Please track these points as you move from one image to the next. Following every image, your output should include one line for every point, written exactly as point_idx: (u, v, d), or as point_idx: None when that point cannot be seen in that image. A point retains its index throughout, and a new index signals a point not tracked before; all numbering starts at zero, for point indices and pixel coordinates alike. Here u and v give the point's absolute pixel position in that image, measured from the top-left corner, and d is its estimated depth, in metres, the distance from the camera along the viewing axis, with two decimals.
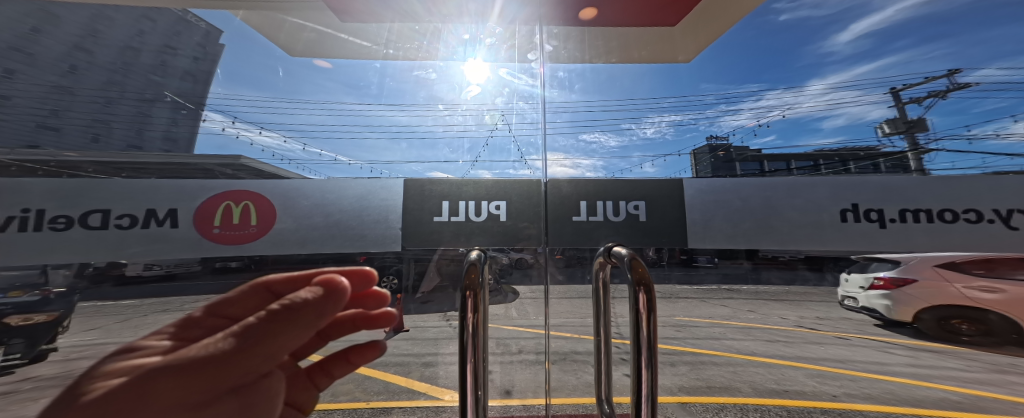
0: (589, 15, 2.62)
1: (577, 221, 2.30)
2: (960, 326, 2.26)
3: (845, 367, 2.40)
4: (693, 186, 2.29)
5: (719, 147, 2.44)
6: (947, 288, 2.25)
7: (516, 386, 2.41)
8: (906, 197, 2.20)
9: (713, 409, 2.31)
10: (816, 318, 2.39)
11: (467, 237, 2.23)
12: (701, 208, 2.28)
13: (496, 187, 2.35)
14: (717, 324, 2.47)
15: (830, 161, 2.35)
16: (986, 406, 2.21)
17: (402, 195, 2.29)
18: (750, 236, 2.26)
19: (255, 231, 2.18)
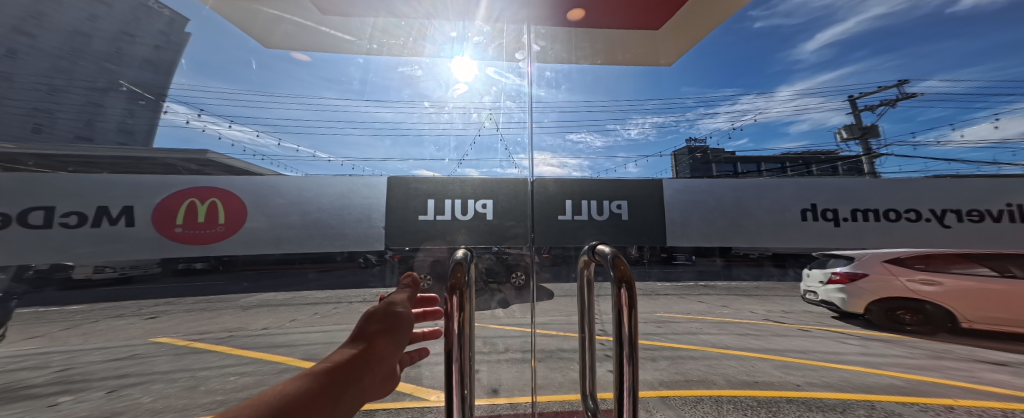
0: (577, 16, 2.58)
1: (563, 220, 2.57)
2: (904, 316, 2.69)
3: (808, 357, 2.65)
4: (670, 187, 2.65)
5: (697, 149, 2.82)
6: (893, 281, 2.68)
7: (502, 384, 2.43)
8: (860, 198, 2.63)
9: (691, 402, 2.19)
10: (782, 312, 2.88)
11: (462, 234, 2.48)
12: (680, 209, 2.65)
13: (484, 187, 2.58)
14: (694, 319, 2.92)
15: (795, 163, 2.80)
16: (926, 390, 2.34)
17: (403, 199, 2.52)
18: (724, 233, 2.67)
19: (227, 231, 2.45)
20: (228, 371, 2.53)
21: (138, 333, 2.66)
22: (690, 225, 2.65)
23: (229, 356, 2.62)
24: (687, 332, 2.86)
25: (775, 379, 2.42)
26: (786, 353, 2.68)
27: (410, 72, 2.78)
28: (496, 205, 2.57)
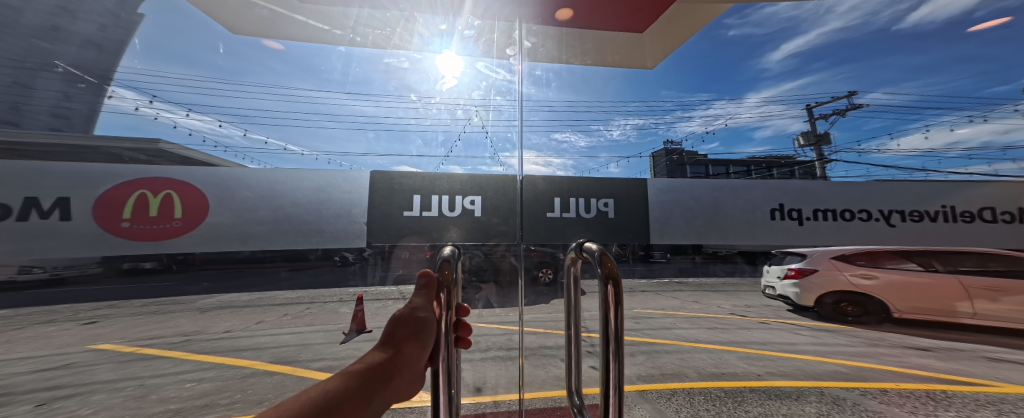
0: (567, 15, 2.17)
1: (552, 217, 2.94)
2: (847, 308, 2.93)
3: (767, 348, 2.82)
4: (654, 189, 3.18)
5: (674, 151, 3.23)
6: (838, 276, 2.91)
7: (486, 382, 2.26)
8: (821, 199, 3.11)
9: (666, 395, 2.07)
10: (746, 306, 3.48)
11: (451, 229, 2.70)
12: (661, 208, 3.20)
13: (472, 183, 2.77)
14: (671, 314, 3.48)
15: (760, 167, 3.30)
16: (867, 376, 2.36)
17: (387, 196, 2.58)
18: (700, 231, 3.24)
19: (180, 226, 2.41)
20: (183, 377, 2.19)
21: (71, 341, 2.53)
22: (670, 221, 3.19)
23: (177, 360, 2.39)
24: (660, 327, 3.26)
25: (738, 368, 2.44)
26: (748, 345, 2.84)
27: (398, 63, 2.70)
28: (487, 202, 2.81)
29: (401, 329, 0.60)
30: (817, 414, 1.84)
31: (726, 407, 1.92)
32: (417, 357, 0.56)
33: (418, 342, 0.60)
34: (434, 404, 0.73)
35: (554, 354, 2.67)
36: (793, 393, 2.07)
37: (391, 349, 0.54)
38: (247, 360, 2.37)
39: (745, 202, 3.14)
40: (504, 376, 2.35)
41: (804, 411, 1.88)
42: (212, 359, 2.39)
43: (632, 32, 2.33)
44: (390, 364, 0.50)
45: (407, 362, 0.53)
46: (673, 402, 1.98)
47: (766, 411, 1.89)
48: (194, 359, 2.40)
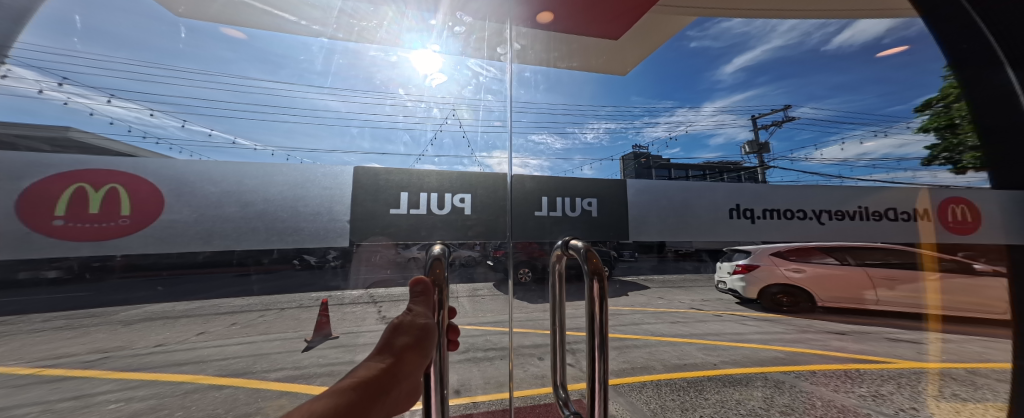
0: (546, 19, 2.15)
1: (539, 216, 2.85)
2: (783, 299, 3.33)
3: (721, 338, 3.12)
4: (635, 188, 2.97)
5: (642, 155, 3.51)
6: (775, 270, 3.31)
7: (467, 384, 2.19)
8: (768, 200, 3.17)
9: (637, 387, 2.18)
10: (700, 300, 4.01)
11: (437, 228, 2.37)
12: (640, 205, 2.93)
13: (459, 181, 2.46)
14: (638, 310, 3.81)
15: (713, 171, 3.44)
16: (801, 358, 2.67)
17: (371, 194, 2.24)
18: (674, 229, 2.98)
19: (126, 221, 1.97)
20: (101, 402, 1.88)
21: None
22: (649, 221, 2.95)
23: (98, 380, 2.07)
24: (629, 322, 3.44)
25: (698, 359, 2.64)
26: (704, 336, 3.09)
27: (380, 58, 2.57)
28: (474, 196, 2.49)
29: (400, 336, 0.57)
30: (763, 397, 2.04)
31: (689, 397, 2.06)
32: (416, 365, 0.52)
33: (417, 348, 0.55)
34: (424, 402, 0.71)
35: (532, 352, 2.70)
36: (744, 379, 2.28)
37: (389, 358, 0.50)
38: (190, 375, 2.12)
39: (710, 201, 3.04)
40: (482, 377, 2.31)
41: (755, 396, 2.07)
42: (142, 376, 2.11)
43: (608, 37, 2.40)
44: (386, 376, 0.46)
45: (404, 373, 0.48)
46: (644, 394, 2.09)
47: (723, 398, 2.04)
48: (121, 379, 2.09)
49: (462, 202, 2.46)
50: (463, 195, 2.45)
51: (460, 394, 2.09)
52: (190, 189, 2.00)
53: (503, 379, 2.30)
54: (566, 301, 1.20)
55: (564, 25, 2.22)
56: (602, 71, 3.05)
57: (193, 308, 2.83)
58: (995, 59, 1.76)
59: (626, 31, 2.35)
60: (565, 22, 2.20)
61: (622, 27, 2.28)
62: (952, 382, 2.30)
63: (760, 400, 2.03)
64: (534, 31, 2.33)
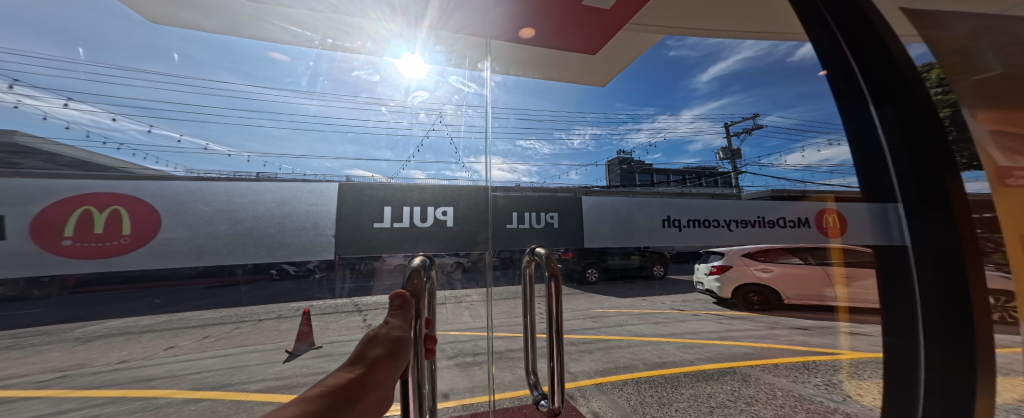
0: (528, 35, 2.21)
1: (510, 228, 2.44)
2: (754, 298, 3.47)
3: (698, 336, 3.23)
4: (589, 204, 2.57)
5: (625, 161, 3.60)
6: (746, 270, 3.44)
7: (455, 389, 2.17)
8: (700, 209, 2.77)
9: (619, 385, 2.23)
10: (681, 301, 4.15)
11: (413, 240, 2.15)
12: (592, 218, 2.58)
13: (445, 192, 2.26)
14: (622, 311, 3.89)
15: (692, 177, 3.70)
16: (771, 352, 2.81)
17: (354, 208, 2.10)
18: (618, 236, 2.59)
19: (125, 242, 1.79)
20: None
21: None
22: (598, 233, 2.58)
23: (57, 399, 2.00)
24: (613, 324, 3.50)
25: (676, 357, 2.72)
26: (683, 335, 3.19)
27: (365, 75, 2.54)
28: (459, 211, 2.28)
29: (373, 349, 0.55)
30: (734, 391, 2.14)
31: (666, 392, 2.13)
32: (386, 377, 0.49)
33: (390, 360, 0.53)
34: (404, 403, 0.70)
35: (518, 355, 2.70)
36: (717, 375, 2.37)
37: (361, 368, 0.48)
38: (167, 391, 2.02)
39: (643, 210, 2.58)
40: (467, 382, 2.28)
41: (724, 389, 2.18)
42: (109, 394, 2.08)
43: (586, 53, 2.46)
44: (354, 386, 0.43)
45: (374, 382, 0.46)
46: (624, 391, 2.14)
47: (697, 392, 2.14)
48: (81, 397, 2.05)
49: (444, 214, 2.24)
50: (446, 208, 2.26)
51: (448, 397, 2.09)
52: (177, 207, 1.86)
53: (489, 383, 2.29)
54: (535, 304, 1.29)
55: (548, 41, 2.29)
56: (581, 82, 3.07)
57: (164, 322, 2.51)
58: (860, 95, 1.93)
59: (604, 46, 2.40)
60: (547, 39, 2.25)
61: (599, 42, 2.33)
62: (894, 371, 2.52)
63: (729, 392, 2.14)
64: (520, 46, 2.39)
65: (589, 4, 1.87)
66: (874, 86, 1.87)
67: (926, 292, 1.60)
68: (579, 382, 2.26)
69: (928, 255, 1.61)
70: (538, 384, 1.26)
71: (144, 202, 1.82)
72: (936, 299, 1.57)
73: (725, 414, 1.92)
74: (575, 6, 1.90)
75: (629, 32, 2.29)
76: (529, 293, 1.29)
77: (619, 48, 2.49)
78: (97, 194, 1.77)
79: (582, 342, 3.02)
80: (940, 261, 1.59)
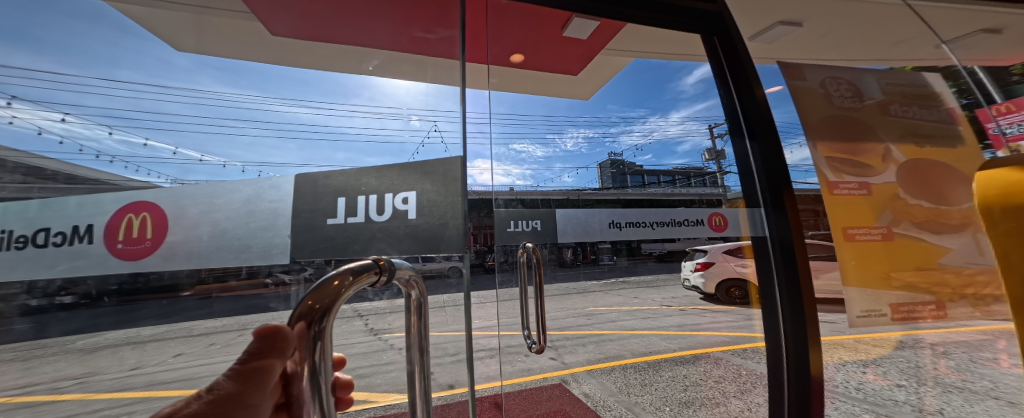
0: (517, 60, 2.27)
1: (512, 231, 2.59)
2: (736, 292, 3.53)
3: (685, 328, 3.27)
4: (562, 214, 2.51)
5: (616, 163, 3.76)
6: (727, 266, 3.54)
7: (459, 381, 2.25)
8: (646, 209, 2.60)
9: (607, 370, 2.30)
10: (670, 296, 4.23)
11: (351, 231, 1.82)
12: (565, 219, 2.52)
13: (403, 174, 1.89)
14: (611, 308, 3.95)
15: (683, 177, 3.58)
16: (750, 338, 2.94)
17: (239, 218, 1.76)
18: (580, 235, 2.51)
19: (146, 247, 1.68)
20: None
21: None
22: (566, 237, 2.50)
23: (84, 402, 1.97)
24: (605, 320, 3.56)
25: (661, 346, 2.78)
26: (670, 327, 3.26)
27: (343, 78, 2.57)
28: (416, 199, 1.86)
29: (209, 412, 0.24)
30: (708, 373, 2.23)
31: (648, 375, 2.21)
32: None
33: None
34: None
35: (517, 350, 2.80)
36: (693, 359, 2.46)
37: None
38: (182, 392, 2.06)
39: (581, 211, 2.55)
40: (470, 375, 2.38)
41: (698, 371, 2.27)
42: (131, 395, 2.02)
43: (569, 73, 2.51)
44: None
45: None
46: (613, 375, 2.21)
47: (674, 374, 2.22)
48: None
49: (405, 203, 1.83)
50: (404, 195, 1.86)
51: (455, 386, 2.16)
52: (172, 211, 1.71)
53: (492, 374, 2.38)
54: (529, 301, 1.57)
55: (535, 63, 2.35)
56: (564, 97, 3.09)
57: None
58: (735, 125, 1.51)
59: (585, 68, 2.48)
60: (536, 61, 2.31)
61: (581, 64, 2.39)
62: (840, 348, 2.76)
63: (702, 374, 2.23)
64: (513, 69, 2.45)
65: (567, 35, 1.93)
66: (748, 116, 1.44)
67: (781, 282, 1.32)
68: (571, 370, 2.32)
69: (778, 244, 1.32)
70: (531, 335, 1.52)
71: (157, 207, 1.70)
72: (791, 292, 1.29)
73: (698, 390, 2.00)
74: (556, 36, 1.95)
75: (608, 57, 2.36)
76: (525, 292, 1.63)
77: (610, 69, 2.59)
78: (130, 199, 1.69)
79: (577, 336, 3.11)
80: (787, 252, 1.29)
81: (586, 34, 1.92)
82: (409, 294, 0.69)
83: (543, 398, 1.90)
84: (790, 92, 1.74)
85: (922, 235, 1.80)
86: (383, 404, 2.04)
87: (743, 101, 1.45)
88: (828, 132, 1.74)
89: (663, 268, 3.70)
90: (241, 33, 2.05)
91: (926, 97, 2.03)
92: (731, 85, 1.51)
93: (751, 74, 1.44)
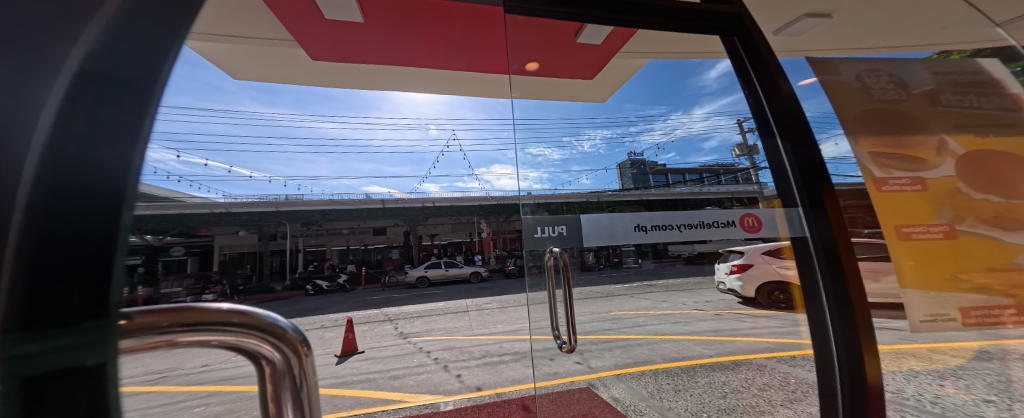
0: (532, 67, 2.29)
1: (538, 237, 2.05)
2: (779, 296, 3.26)
3: (722, 333, 3.07)
4: (589, 218, 2.05)
5: (637, 163, 3.59)
6: (768, 267, 3.27)
7: (486, 383, 2.28)
8: (681, 211, 2.10)
9: (637, 375, 2.22)
10: (704, 301, 4.00)
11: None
12: (592, 222, 2.03)
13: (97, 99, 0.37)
14: (640, 313, 3.80)
15: (712, 175, 3.28)
16: (794, 345, 2.71)
17: None
18: (607, 239, 2.00)
19: None
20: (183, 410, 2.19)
21: None
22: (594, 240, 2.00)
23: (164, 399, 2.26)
24: (633, 324, 3.44)
25: (695, 351, 2.64)
26: (704, 332, 3.09)
27: None
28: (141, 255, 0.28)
29: None
30: (749, 380, 2.09)
31: (681, 380, 2.10)
32: None
33: None
34: None
35: (541, 355, 2.79)
36: (732, 365, 2.31)
37: None
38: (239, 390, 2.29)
39: (607, 213, 2.04)
40: (497, 378, 2.39)
41: (738, 377, 2.13)
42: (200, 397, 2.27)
43: (582, 77, 2.48)
44: None
45: None
46: (642, 380, 2.13)
47: (711, 380, 2.09)
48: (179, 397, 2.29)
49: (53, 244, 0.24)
50: None
51: (482, 389, 2.18)
52: None
53: (518, 378, 2.38)
54: (556, 307, 1.55)
55: (548, 70, 2.35)
56: (580, 100, 3.02)
57: None
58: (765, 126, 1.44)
59: (599, 71, 2.43)
60: (549, 68, 2.30)
61: (595, 68, 2.35)
62: (907, 356, 2.46)
63: (742, 380, 2.09)
64: (526, 77, 2.47)
65: (578, 41, 1.92)
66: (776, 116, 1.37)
67: (825, 284, 1.25)
68: (598, 374, 2.26)
69: (820, 247, 1.25)
70: (560, 334, 1.50)
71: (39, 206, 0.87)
72: (836, 296, 1.22)
73: (738, 398, 1.87)
74: (567, 42, 1.95)
75: (621, 60, 2.31)
76: (552, 295, 1.61)
77: (624, 73, 2.54)
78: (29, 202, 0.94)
79: (602, 340, 3.05)
80: (830, 255, 1.23)
81: (597, 38, 1.92)
82: (262, 355, 0.35)
83: (571, 401, 1.87)
84: (822, 87, 1.62)
85: (994, 232, 1.59)
86: (414, 405, 2.09)
87: (771, 100, 1.39)
88: (873, 127, 1.59)
89: (693, 270, 3.50)
90: (277, 63, 2.31)
91: (982, 84, 1.83)
92: (755, 83, 1.46)
93: (776, 72, 1.39)
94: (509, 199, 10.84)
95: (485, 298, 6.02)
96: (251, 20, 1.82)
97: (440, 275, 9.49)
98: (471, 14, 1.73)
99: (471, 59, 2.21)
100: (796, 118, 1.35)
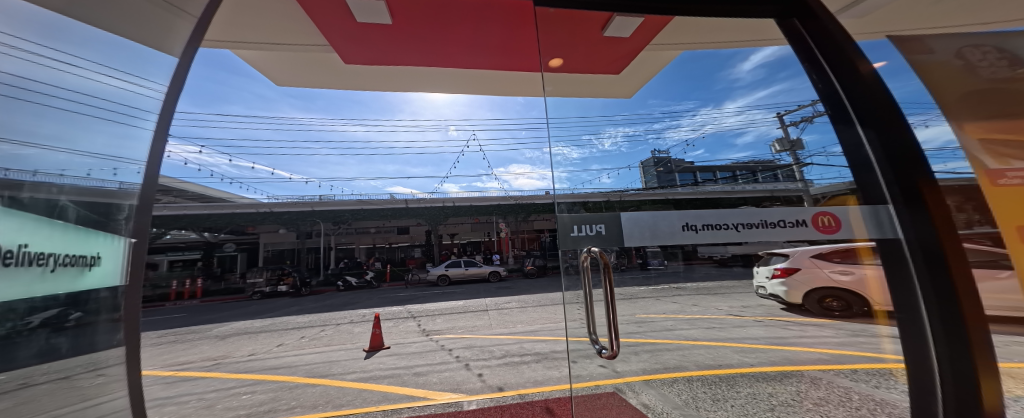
0: (556, 64, 2.27)
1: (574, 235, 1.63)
2: (830, 303, 2.91)
3: (764, 341, 2.87)
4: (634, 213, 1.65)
5: (661, 162, 3.37)
6: (818, 272, 2.92)
7: (509, 383, 2.27)
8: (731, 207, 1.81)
9: (670, 383, 2.13)
10: (739, 306, 3.76)
11: None
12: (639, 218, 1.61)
13: None
14: (667, 317, 3.64)
15: (744, 172, 3.01)
16: (848, 357, 2.49)
17: None
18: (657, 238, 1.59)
19: None
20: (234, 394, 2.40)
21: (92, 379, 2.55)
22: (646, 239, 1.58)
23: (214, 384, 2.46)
24: (660, 329, 3.31)
25: (734, 360, 2.48)
26: (742, 340, 2.90)
27: None
28: None
29: None
30: (798, 392, 1.94)
31: (720, 389, 1.99)
32: None
33: None
34: None
35: (562, 357, 2.77)
36: (777, 376, 2.16)
37: None
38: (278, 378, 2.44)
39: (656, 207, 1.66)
40: (519, 378, 2.38)
41: (787, 390, 1.98)
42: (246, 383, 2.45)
43: (608, 73, 2.43)
44: None
45: None
46: (676, 387, 2.04)
47: (755, 391, 1.97)
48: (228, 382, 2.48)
49: None
50: None
51: (505, 389, 2.18)
52: None
53: (541, 379, 2.36)
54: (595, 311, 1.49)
55: (574, 66, 2.32)
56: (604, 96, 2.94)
57: None
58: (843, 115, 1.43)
59: (625, 65, 2.36)
60: (573, 64, 2.28)
61: (622, 62, 2.29)
62: None
63: (793, 393, 1.94)
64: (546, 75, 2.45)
65: (607, 35, 1.89)
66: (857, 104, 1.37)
67: (924, 290, 1.19)
68: (626, 378, 2.20)
69: (917, 248, 1.20)
70: (598, 340, 1.47)
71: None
72: (939, 305, 1.16)
73: (789, 411, 1.75)
74: (596, 36, 1.92)
75: (649, 52, 2.22)
76: (590, 296, 1.56)
77: (648, 67, 2.45)
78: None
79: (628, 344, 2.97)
80: (932, 260, 1.17)
81: (626, 31, 1.86)
82: None
83: (599, 406, 1.83)
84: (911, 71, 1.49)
85: None
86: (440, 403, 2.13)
87: (849, 86, 1.38)
88: (974, 115, 1.44)
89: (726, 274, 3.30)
90: (307, 68, 2.44)
91: None
92: (827, 67, 1.45)
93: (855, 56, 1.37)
94: (527, 199, 10.77)
95: (503, 298, 6.05)
96: (296, 29, 1.96)
97: (459, 274, 9.65)
98: (506, 10, 1.73)
99: (503, 57, 2.23)
100: (878, 105, 1.32)
